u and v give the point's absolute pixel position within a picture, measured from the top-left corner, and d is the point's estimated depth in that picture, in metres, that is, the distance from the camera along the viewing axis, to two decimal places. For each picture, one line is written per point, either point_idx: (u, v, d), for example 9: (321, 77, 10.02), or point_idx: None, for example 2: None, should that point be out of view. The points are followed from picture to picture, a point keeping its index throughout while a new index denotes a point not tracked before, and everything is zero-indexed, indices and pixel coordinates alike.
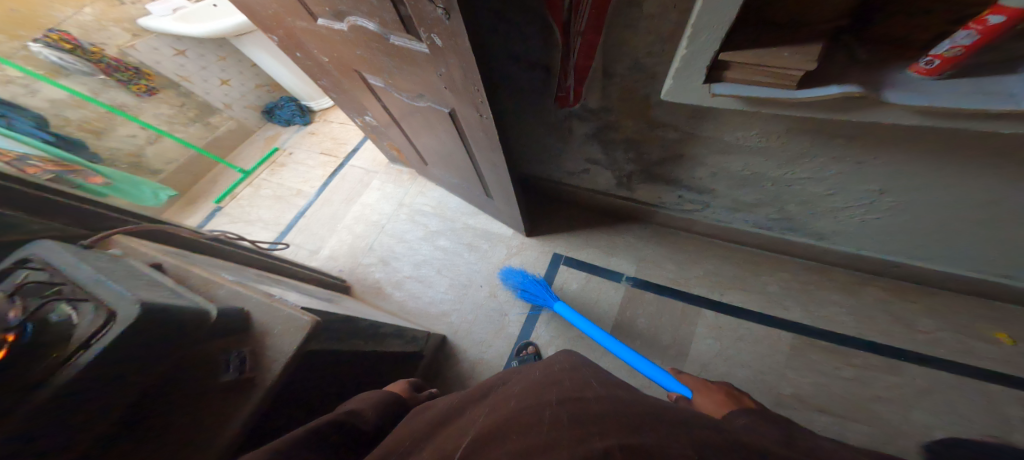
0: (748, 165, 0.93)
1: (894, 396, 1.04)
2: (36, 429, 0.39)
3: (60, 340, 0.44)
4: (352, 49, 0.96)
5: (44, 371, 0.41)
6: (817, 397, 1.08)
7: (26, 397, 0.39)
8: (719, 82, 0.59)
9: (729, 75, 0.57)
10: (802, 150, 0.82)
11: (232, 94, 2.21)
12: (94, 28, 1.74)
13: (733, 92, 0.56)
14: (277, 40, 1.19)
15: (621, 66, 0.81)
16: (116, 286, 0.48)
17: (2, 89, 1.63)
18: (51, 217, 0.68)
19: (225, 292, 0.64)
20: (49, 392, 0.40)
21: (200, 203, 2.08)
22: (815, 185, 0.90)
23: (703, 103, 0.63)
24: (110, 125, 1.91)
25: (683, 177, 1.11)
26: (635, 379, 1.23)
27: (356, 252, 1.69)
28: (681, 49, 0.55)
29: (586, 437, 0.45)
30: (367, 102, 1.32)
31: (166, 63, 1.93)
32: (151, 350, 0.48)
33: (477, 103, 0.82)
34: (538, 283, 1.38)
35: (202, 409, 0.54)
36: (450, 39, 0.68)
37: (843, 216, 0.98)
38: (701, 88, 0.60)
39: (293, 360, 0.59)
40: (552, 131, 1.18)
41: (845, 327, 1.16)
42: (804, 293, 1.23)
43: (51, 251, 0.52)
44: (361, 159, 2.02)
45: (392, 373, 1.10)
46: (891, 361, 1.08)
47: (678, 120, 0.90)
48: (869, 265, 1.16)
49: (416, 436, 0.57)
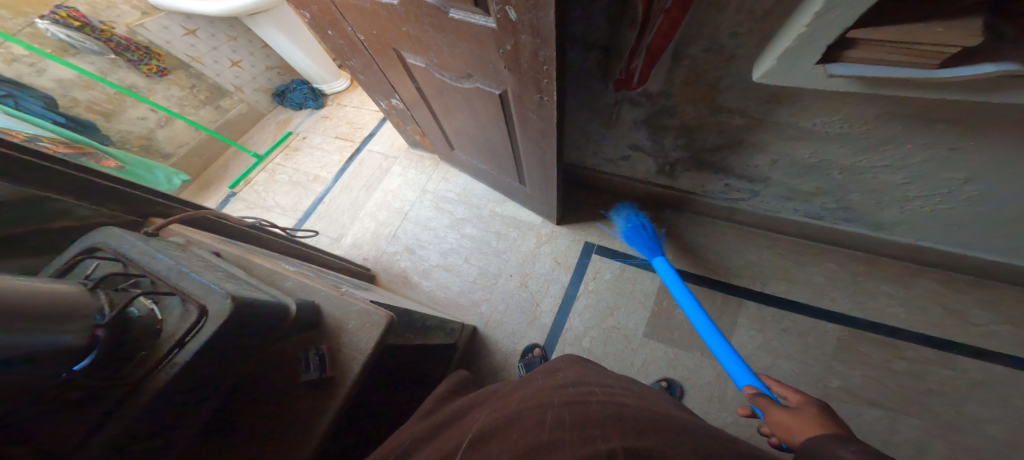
0: (819, 152, 0.90)
1: (946, 389, 1.04)
2: (144, 426, 0.40)
3: (148, 337, 0.42)
4: (396, 25, 0.91)
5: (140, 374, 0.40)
6: (866, 390, 1.08)
7: (126, 400, 0.39)
8: (837, 62, 0.56)
9: (850, 55, 0.55)
10: (888, 136, 0.79)
11: (243, 76, 2.12)
12: (103, 5, 1.66)
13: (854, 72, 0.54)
14: (310, 16, 1.13)
15: (695, 48, 0.77)
16: (202, 279, 0.46)
17: (8, 68, 1.55)
18: (100, 202, 0.65)
19: (291, 283, 0.63)
20: (147, 399, 0.39)
21: (213, 188, 2.01)
22: (891, 174, 0.88)
23: (813, 85, 0.61)
24: (120, 107, 1.83)
25: (737, 166, 1.08)
26: (675, 371, 1.20)
27: (380, 239, 1.64)
28: (802, 26, 0.53)
29: (591, 439, 0.51)
30: (398, 82, 1.25)
31: (177, 42, 1.84)
32: (239, 348, 0.46)
33: (540, 82, 0.77)
34: (643, 230, 1.26)
35: (288, 410, 0.55)
36: (529, 13, 0.63)
37: (911, 206, 0.96)
38: (814, 69, 0.58)
39: (371, 355, 0.59)
40: (598, 116, 1.14)
41: (895, 319, 1.14)
42: (852, 285, 1.21)
43: (123, 241, 0.50)
44: (378, 143, 1.96)
45: (433, 364, 1.08)
46: (943, 354, 1.08)
47: (750, 106, 0.86)
48: (922, 256, 1.14)
49: (417, 436, 0.62)
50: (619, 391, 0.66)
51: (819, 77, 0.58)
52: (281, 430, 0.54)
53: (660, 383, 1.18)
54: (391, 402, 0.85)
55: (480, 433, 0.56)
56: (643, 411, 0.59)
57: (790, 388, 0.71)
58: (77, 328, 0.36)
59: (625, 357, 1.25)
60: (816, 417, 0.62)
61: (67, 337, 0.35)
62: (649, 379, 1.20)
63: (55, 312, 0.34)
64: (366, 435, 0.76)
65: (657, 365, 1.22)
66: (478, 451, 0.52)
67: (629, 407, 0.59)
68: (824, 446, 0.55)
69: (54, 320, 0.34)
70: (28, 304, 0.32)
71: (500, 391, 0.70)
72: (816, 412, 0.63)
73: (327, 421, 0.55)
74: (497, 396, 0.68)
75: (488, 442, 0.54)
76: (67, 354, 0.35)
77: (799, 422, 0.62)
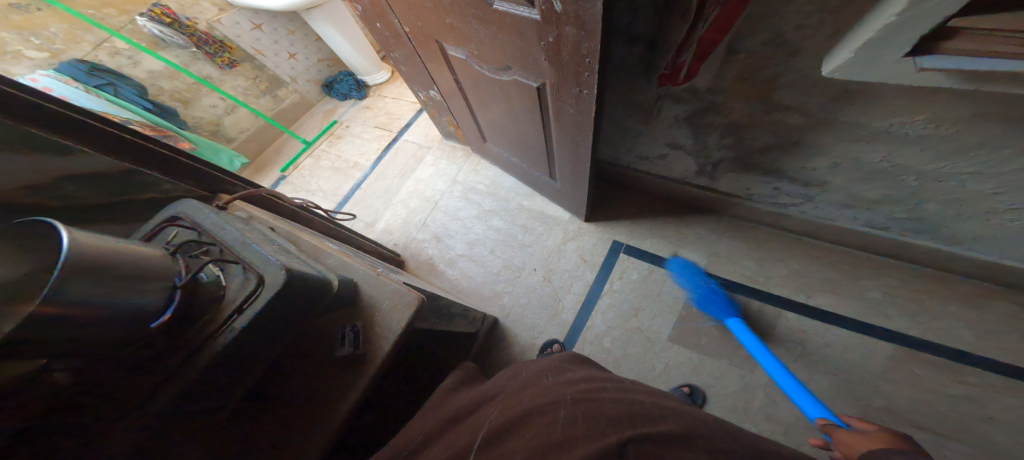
0: (890, 154, 0.83)
1: (1013, 421, 0.94)
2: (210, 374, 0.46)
3: (212, 301, 0.47)
4: (441, 17, 0.93)
5: (205, 333, 0.45)
6: (914, 413, 0.99)
7: (195, 354, 0.45)
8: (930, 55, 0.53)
9: (948, 47, 0.51)
10: (981, 139, 0.71)
11: (298, 68, 2.26)
12: (189, 3, 1.83)
13: (947, 64, 0.50)
14: (361, 9, 1.19)
15: (754, 41, 0.74)
16: (261, 251, 0.51)
17: (110, 60, 1.75)
18: (181, 179, 0.73)
19: (334, 261, 0.67)
20: (213, 356, 0.45)
21: (265, 172, 2.17)
22: (980, 181, 0.80)
23: (896, 82, 0.57)
24: (196, 96, 2.01)
25: (788, 167, 1.02)
26: (698, 377, 1.16)
27: (410, 226, 1.70)
28: (891, 17, 0.50)
29: (602, 434, 0.53)
30: (437, 74, 1.28)
31: (246, 36, 2.00)
32: (290, 317, 0.51)
33: (580, 76, 0.77)
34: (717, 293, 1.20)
35: (325, 381, 0.60)
36: (575, 4, 0.62)
37: (999, 219, 0.87)
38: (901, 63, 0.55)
39: (401, 336, 0.63)
40: (636, 111, 1.11)
41: (961, 341, 1.04)
42: (912, 302, 1.11)
43: (198, 212, 0.56)
44: (414, 134, 2.02)
45: (453, 350, 1.12)
46: (1015, 384, 0.97)
47: (812, 104, 0.81)
48: (1002, 276, 1.03)
49: (429, 433, 0.64)
50: (632, 387, 0.66)
51: (908, 72, 0.55)
52: (316, 396, 0.58)
53: (682, 388, 1.14)
54: (409, 381, 0.88)
55: (495, 430, 0.57)
56: (655, 407, 0.58)
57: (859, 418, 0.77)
58: (156, 287, 0.40)
59: (647, 359, 1.22)
60: (883, 437, 0.64)
61: (148, 295, 0.40)
62: (669, 384, 1.17)
63: (138, 272, 0.39)
64: (382, 409, 0.80)
65: (680, 370, 1.18)
66: (494, 450, 0.54)
67: (644, 403, 0.59)
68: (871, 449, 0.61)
69: (134, 281, 0.38)
70: (116, 265, 0.37)
71: (509, 387, 0.71)
72: (885, 434, 0.65)
73: (355, 395, 0.58)
74: (507, 392, 0.69)
75: (502, 440, 0.55)
76: (149, 309, 0.40)
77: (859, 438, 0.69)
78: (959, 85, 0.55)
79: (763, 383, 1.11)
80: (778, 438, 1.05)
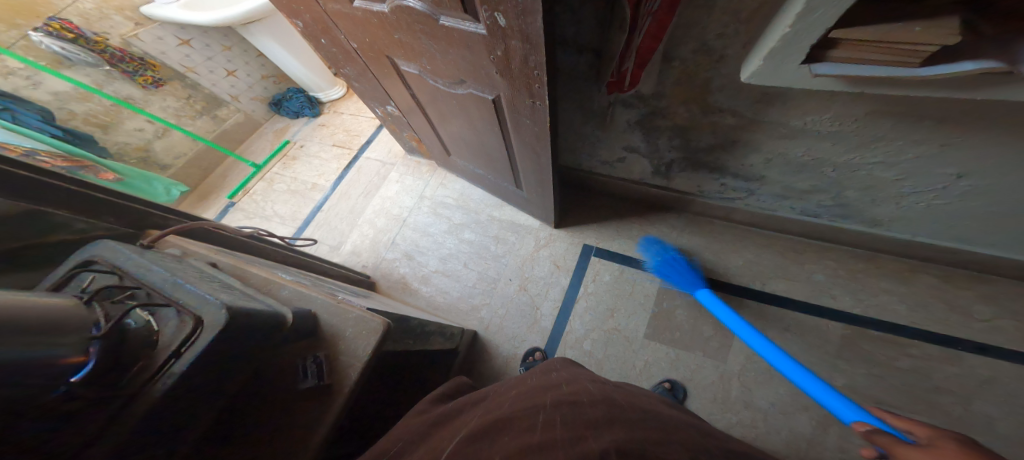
0: (812, 150, 0.91)
1: (953, 387, 1.04)
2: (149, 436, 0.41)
3: (143, 347, 0.43)
4: (388, 33, 0.92)
5: (140, 382, 0.41)
6: (872, 388, 1.07)
7: (128, 407, 0.40)
8: (821, 61, 0.57)
9: (834, 55, 0.55)
10: (879, 134, 0.80)
11: (239, 85, 2.14)
12: (96, 17, 1.66)
13: (837, 72, 0.56)
14: (302, 25, 1.15)
15: (684, 49, 0.79)
16: (197, 290, 0.47)
17: (3, 81, 1.56)
18: (97, 216, 0.66)
19: (287, 292, 0.63)
20: (147, 408, 0.40)
21: (213, 199, 2.03)
22: (887, 171, 0.89)
23: (799, 84, 0.62)
24: (117, 119, 1.85)
25: (732, 165, 1.09)
26: (677, 372, 1.20)
27: (378, 246, 1.65)
28: (784, 28, 0.54)
29: (584, 438, 0.50)
30: (390, 87, 1.25)
31: (172, 53, 1.86)
32: (234, 356, 0.47)
33: (532, 87, 0.78)
34: (677, 261, 1.29)
35: (290, 418, 0.56)
36: (517, 19, 0.64)
37: (907, 202, 0.96)
38: (800, 69, 0.59)
39: (368, 363, 0.59)
40: (591, 118, 1.14)
41: (897, 315, 1.14)
42: (852, 282, 1.21)
43: (118, 254, 0.50)
44: (376, 151, 1.97)
45: (433, 369, 1.08)
46: (948, 351, 1.08)
47: (741, 106, 0.87)
48: (921, 252, 1.14)
49: (410, 437, 0.61)
50: (613, 390, 0.66)
51: (806, 76, 0.60)
52: (281, 435, 0.54)
53: (662, 384, 1.18)
54: (387, 409, 0.84)
55: (472, 434, 0.55)
56: (633, 411, 0.58)
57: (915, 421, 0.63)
58: (71, 340, 0.36)
59: (626, 358, 1.25)
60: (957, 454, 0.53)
61: (61, 349, 0.35)
62: (651, 381, 1.19)
63: (44, 327, 0.34)
64: (364, 438, 0.76)
65: (659, 366, 1.22)
66: (475, 448, 0.52)
67: (622, 408, 0.58)
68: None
69: (44, 332, 0.34)
70: (20, 319, 0.33)
71: (497, 390, 0.70)
72: (957, 447, 0.54)
73: (329, 424, 0.55)
74: (492, 396, 0.67)
75: (483, 439, 0.53)
76: (63, 364, 0.35)
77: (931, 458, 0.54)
78: (849, 88, 0.61)
79: (736, 371, 1.17)
80: (757, 423, 1.10)
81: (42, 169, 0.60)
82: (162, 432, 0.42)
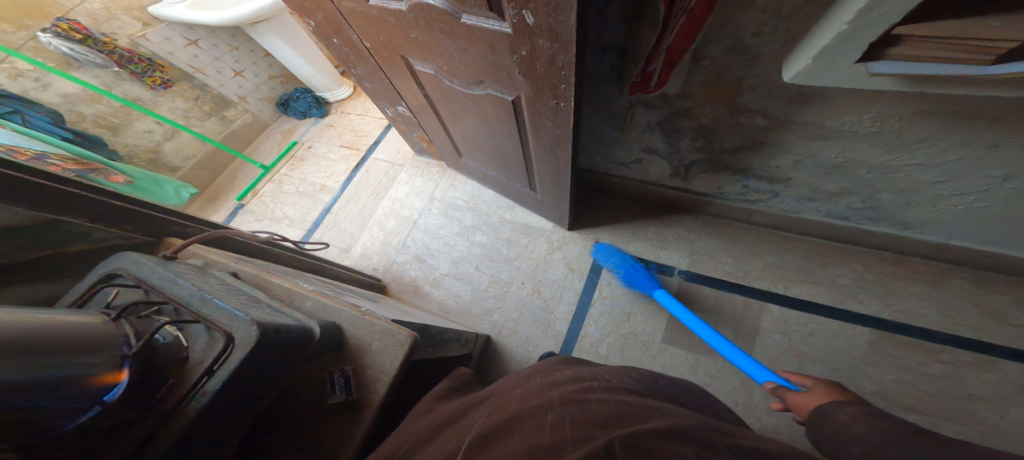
0: (845, 152, 0.88)
1: (987, 394, 1.01)
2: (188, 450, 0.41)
3: (174, 364, 0.41)
4: (404, 32, 0.90)
5: (175, 399, 0.40)
6: (902, 395, 1.04)
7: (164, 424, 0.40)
8: (879, 59, 0.55)
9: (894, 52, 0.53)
10: (923, 134, 0.76)
11: (246, 86, 2.13)
12: (104, 17, 1.64)
13: (897, 70, 0.53)
14: (313, 24, 1.12)
15: (716, 48, 0.76)
16: (226, 305, 0.45)
17: (12, 83, 1.55)
18: (115, 224, 0.64)
19: (311, 304, 0.61)
20: (181, 427, 0.40)
21: (221, 201, 2.02)
22: (926, 172, 0.85)
23: (850, 84, 0.59)
24: (126, 121, 1.83)
25: (757, 167, 1.05)
26: (698, 377, 1.17)
27: (388, 248, 1.63)
28: (841, 25, 0.51)
29: (587, 437, 0.47)
30: (403, 87, 1.23)
31: (179, 53, 1.84)
32: (265, 373, 0.45)
33: (557, 88, 0.75)
34: (637, 267, 1.30)
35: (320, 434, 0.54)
36: (548, 17, 0.61)
37: (944, 204, 0.93)
38: (854, 68, 0.57)
39: (396, 378, 0.57)
40: (610, 119, 1.11)
41: (927, 320, 1.11)
42: (879, 286, 1.17)
43: (141, 266, 0.49)
44: (384, 151, 1.94)
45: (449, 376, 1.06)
46: (981, 357, 1.04)
47: (773, 106, 0.84)
48: (953, 255, 1.11)
49: (416, 440, 0.58)
50: (619, 388, 0.62)
51: (860, 75, 0.57)
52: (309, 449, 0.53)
53: None
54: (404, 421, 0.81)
55: (477, 441, 0.51)
56: (642, 407, 0.54)
57: (806, 376, 0.83)
58: (102, 359, 0.35)
59: (645, 363, 1.22)
60: (824, 391, 0.74)
61: (91, 368, 0.34)
62: None
63: (75, 344, 0.33)
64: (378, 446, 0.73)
65: (679, 371, 1.19)
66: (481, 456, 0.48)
67: (630, 403, 0.55)
68: (825, 409, 0.67)
69: (82, 351, 0.34)
70: (47, 338, 0.32)
71: (500, 391, 0.66)
72: (824, 387, 0.75)
73: (358, 440, 0.53)
74: (496, 396, 0.64)
75: (490, 446, 0.50)
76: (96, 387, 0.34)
77: (812, 398, 0.74)
78: (904, 89, 0.58)
79: None
80: (782, 429, 1.07)
81: (57, 176, 0.58)
82: (200, 447, 0.42)
